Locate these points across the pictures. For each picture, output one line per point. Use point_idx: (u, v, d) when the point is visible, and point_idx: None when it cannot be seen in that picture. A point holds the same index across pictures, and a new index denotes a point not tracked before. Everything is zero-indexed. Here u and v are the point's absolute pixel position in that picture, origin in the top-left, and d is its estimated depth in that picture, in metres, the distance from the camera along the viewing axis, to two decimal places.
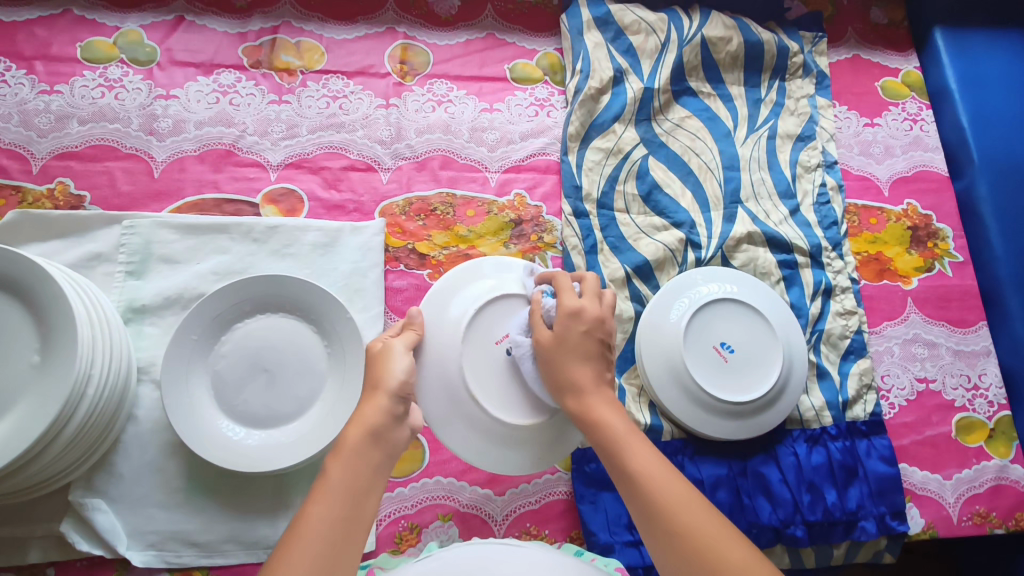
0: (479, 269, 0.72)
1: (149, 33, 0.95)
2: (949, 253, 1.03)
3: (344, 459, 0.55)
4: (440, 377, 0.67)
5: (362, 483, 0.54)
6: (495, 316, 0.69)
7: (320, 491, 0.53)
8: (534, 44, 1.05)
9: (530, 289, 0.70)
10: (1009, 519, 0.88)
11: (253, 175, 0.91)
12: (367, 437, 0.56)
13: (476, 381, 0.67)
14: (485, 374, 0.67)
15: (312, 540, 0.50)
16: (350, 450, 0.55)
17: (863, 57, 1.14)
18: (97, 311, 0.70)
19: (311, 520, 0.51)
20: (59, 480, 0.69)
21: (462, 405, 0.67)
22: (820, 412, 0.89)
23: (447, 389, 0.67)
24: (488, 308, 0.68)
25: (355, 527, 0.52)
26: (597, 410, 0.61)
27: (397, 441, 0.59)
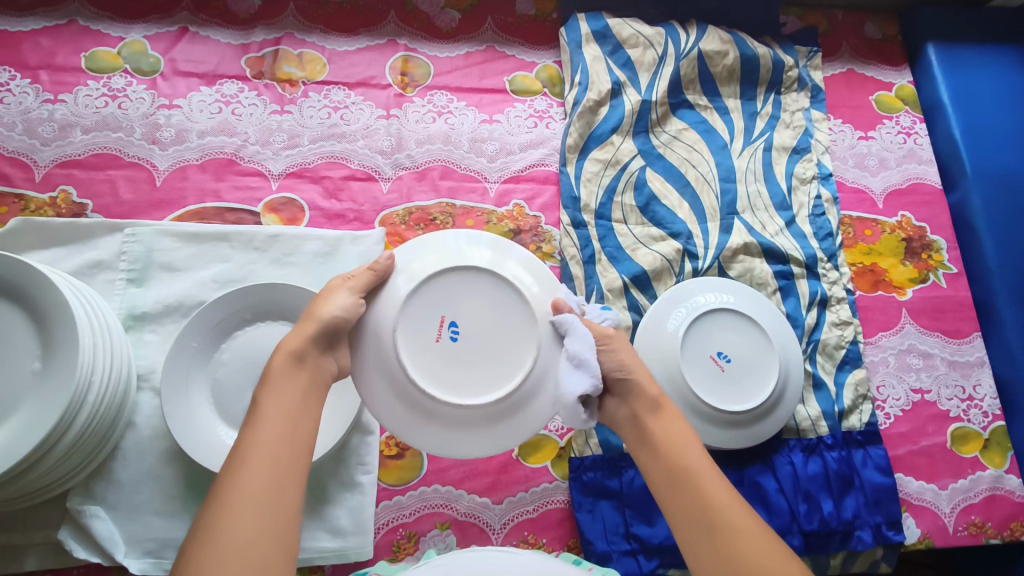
0: (443, 240, 0.68)
1: (152, 43, 0.96)
2: (943, 265, 1.04)
3: (273, 386, 0.57)
4: (373, 350, 0.63)
5: (297, 407, 0.56)
6: (452, 287, 0.65)
7: (254, 419, 0.54)
8: (533, 57, 1.07)
9: (417, 301, 0.64)
10: (1004, 529, 0.89)
11: (254, 184, 0.92)
12: (290, 360, 0.58)
13: (419, 373, 0.62)
14: (422, 348, 0.63)
15: (257, 456, 0.51)
16: (275, 376, 0.57)
17: (857, 71, 1.15)
18: (99, 318, 0.70)
19: (254, 442, 0.52)
20: (58, 486, 0.69)
21: (397, 382, 0.62)
22: (816, 422, 0.90)
23: (380, 362, 0.63)
24: (438, 282, 0.65)
25: (296, 443, 0.54)
26: (657, 429, 0.62)
27: (323, 369, 0.60)
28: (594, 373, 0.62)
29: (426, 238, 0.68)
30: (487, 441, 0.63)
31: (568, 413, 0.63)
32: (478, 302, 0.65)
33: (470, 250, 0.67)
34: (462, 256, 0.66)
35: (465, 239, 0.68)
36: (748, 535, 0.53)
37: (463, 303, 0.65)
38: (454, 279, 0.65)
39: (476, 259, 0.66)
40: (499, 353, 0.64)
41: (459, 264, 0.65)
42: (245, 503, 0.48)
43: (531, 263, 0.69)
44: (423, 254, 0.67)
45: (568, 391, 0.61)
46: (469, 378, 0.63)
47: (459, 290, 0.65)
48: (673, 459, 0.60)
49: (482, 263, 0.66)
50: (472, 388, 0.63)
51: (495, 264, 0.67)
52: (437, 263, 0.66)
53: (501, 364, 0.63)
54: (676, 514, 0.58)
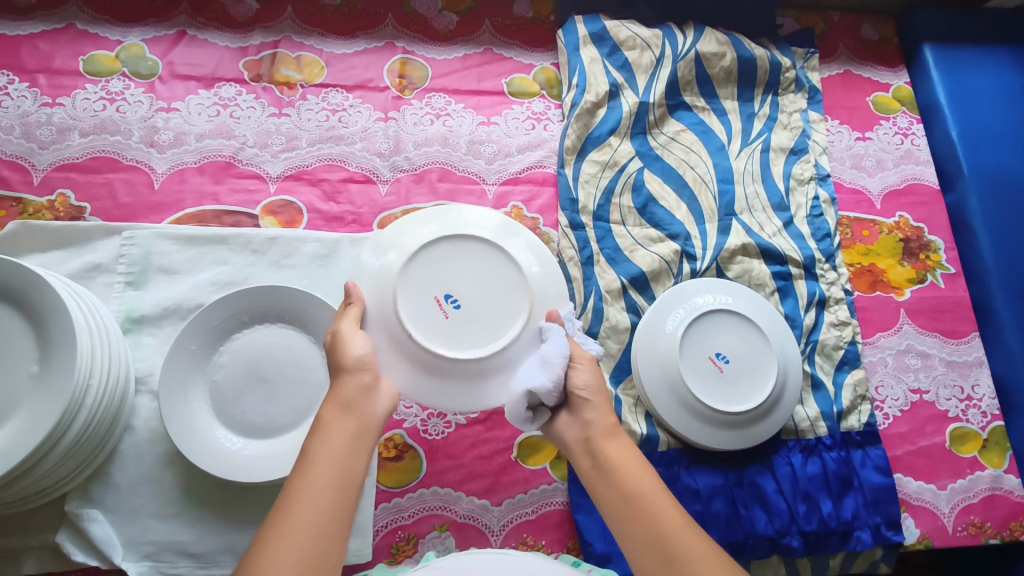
0: (454, 212, 0.73)
1: (151, 46, 0.97)
2: (941, 265, 1.04)
3: (323, 433, 0.56)
4: (377, 303, 0.67)
5: (347, 454, 0.55)
6: (454, 252, 0.69)
7: (303, 467, 0.54)
8: (530, 59, 1.07)
9: (420, 260, 0.68)
10: (1004, 529, 0.89)
11: (253, 187, 0.92)
12: (340, 408, 0.58)
13: (413, 322, 0.65)
14: (421, 305, 0.67)
15: (302, 509, 0.51)
16: (325, 424, 0.57)
17: (854, 72, 1.16)
18: (97, 320, 0.70)
19: (302, 494, 0.52)
20: (57, 490, 0.69)
21: (392, 329, 0.66)
22: (815, 422, 0.90)
23: (382, 315, 0.66)
24: (443, 245, 0.69)
25: (344, 494, 0.53)
26: (610, 453, 0.61)
27: (373, 412, 0.59)
28: (555, 377, 0.63)
29: (440, 210, 0.73)
30: (476, 395, 0.67)
31: (513, 404, 0.64)
32: (479, 267, 0.69)
33: (477, 223, 0.72)
34: (470, 226, 0.71)
35: (472, 213, 0.73)
36: (703, 563, 0.53)
37: (464, 269, 0.68)
38: (458, 244, 0.69)
39: (483, 232, 0.71)
40: (493, 316, 0.67)
41: (463, 232, 0.70)
42: (287, 557, 0.48)
43: (535, 247, 0.72)
44: (433, 221, 0.72)
45: (522, 384, 0.64)
46: (460, 335, 0.66)
47: (462, 255, 0.69)
48: (625, 483, 0.59)
49: (487, 234, 0.70)
50: (460, 343, 0.66)
51: (499, 237, 0.71)
52: (446, 230, 0.70)
53: (491, 327, 0.67)
54: (628, 542, 0.57)
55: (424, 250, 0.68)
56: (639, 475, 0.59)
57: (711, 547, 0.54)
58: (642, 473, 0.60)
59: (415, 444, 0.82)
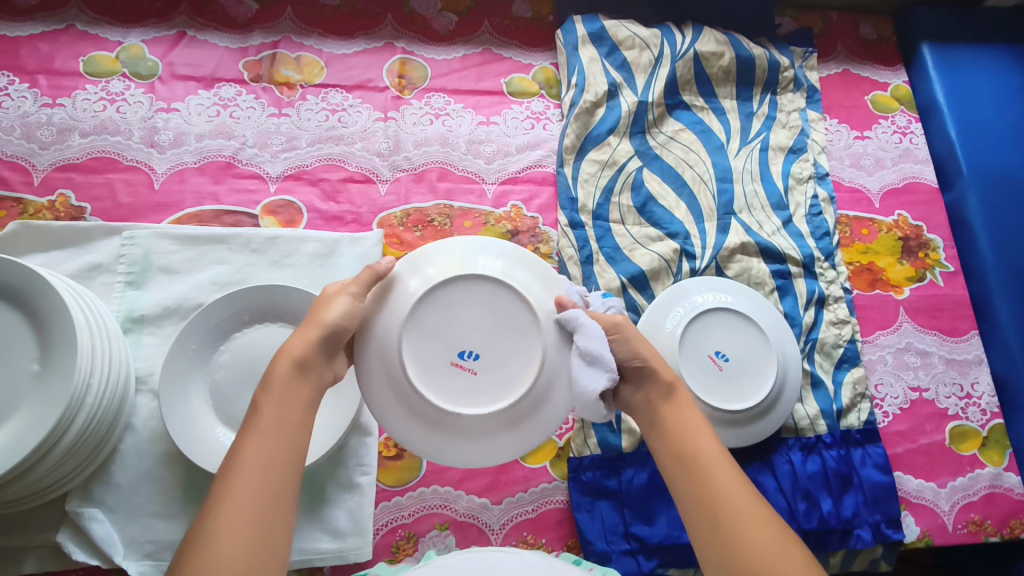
0: (457, 245, 0.66)
1: (151, 47, 0.97)
2: (940, 263, 1.04)
3: (274, 393, 0.56)
4: (378, 359, 0.62)
5: (294, 415, 0.56)
6: (459, 296, 0.63)
7: (254, 426, 0.54)
8: (530, 59, 1.07)
9: (424, 308, 0.63)
10: (1004, 527, 0.89)
11: (253, 187, 0.92)
12: (294, 368, 0.58)
13: (423, 379, 0.61)
14: (429, 360, 0.62)
15: (253, 466, 0.51)
16: (277, 383, 0.57)
17: (853, 71, 1.16)
18: (97, 320, 0.70)
19: (252, 451, 0.52)
20: (57, 489, 0.69)
21: (401, 388, 0.61)
22: (815, 421, 0.90)
23: (386, 373, 0.62)
24: (448, 290, 0.63)
25: (293, 455, 0.54)
26: (668, 414, 0.62)
27: (323, 377, 0.60)
28: (610, 367, 0.61)
29: (440, 244, 0.66)
30: (500, 448, 0.63)
31: (590, 410, 0.61)
32: (488, 311, 0.63)
33: (481, 257, 0.65)
34: (475, 263, 0.65)
35: (475, 247, 0.66)
36: (752, 523, 0.53)
37: (472, 315, 0.63)
38: (461, 288, 0.63)
39: (489, 268, 0.64)
40: (507, 365, 0.63)
41: (465, 273, 0.64)
42: (235, 513, 0.48)
43: (543, 270, 0.67)
44: (433, 259, 0.65)
45: (587, 389, 0.60)
46: (478, 391, 0.62)
47: (467, 301, 0.64)
48: (680, 442, 0.60)
49: (492, 273, 0.64)
50: (478, 399, 0.62)
51: (506, 276, 0.65)
52: (449, 271, 0.64)
53: (510, 378, 0.62)
54: (681, 496, 0.58)
55: (428, 297, 0.63)
56: (695, 434, 0.61)
57: (764, 509, 0.55)
58: (698, 433, 0.61)
59: None
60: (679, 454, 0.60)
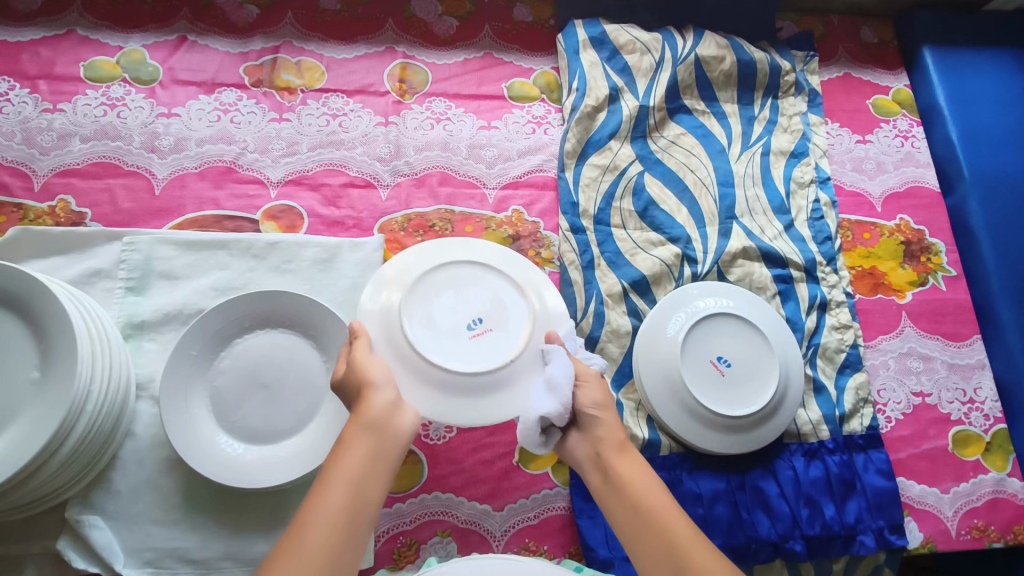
0: (462, 241, 0.75)
1: (152, 52, 0.97)
2: (943, 268, 1.04)
3: (344, 452, 0.55)
4: (382, 316, 0.69)
5: (366, 478, 0.54)
6: (462, 276, 0.72)
7: (321, 487, 0.53)
8: (531, 63, 1.07)
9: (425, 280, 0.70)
10: (1008, 533, 0.88)
11: (253, 192, 0.92)
12: (363, 427, 0.57)
13: (417, 334, 0.67)
14: (423, 318, 0.68)
15: (314, 532, 0.50)
16: (347, 444, 0.56)
17: (854, 75, 1.16)
18: (97, 327, 0.70)
19: (313, 518, 0.51)
20: (56, 496, 0.68)
21: (396, 343, 0.67)
22: (817, 426, 0.89)
23: (384, 327, 0.68)
24: (449, 269, 0.72)
25: (356, 523, 0.52)
26: (620, 467, 0.61)
27: (400, 433, 0.58)
28: (565, 401, 0.63)
29: (448, 239, 0.76)
30: (469, 409, 0.66)
31: (528, 436, 0.64)
32: (483, 293, 0.71)
33: (482, 251, 0.75)
34: (476, 253, 0.74)
35: (488, 244, 0.76)
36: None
37: (471, 294, 0.71)
38: (462, 270, 0.72)
39: (487, 259, 0.74)
40: (496, 341, 0.69)
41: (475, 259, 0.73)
42: None
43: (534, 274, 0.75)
44: (439, 247, 0.74)
45: (534, 411, 0.63)
46: (465, 356, 0.67)
47: (470, 280, 0.72)
48: (636, 496, 0.58)
49: (497, 265, 0.73)
50: (464, 358, 0.67)
51: (508, 270, 0.74)
52: (453, 255, 0.73)
53: (495, 351, 0.68)
54: (639, 554, 0.56)
55: (430, 271, 0.71)
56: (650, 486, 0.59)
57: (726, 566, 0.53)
58: (650, 486, 0.59)
59: (416, 449, 0.82)
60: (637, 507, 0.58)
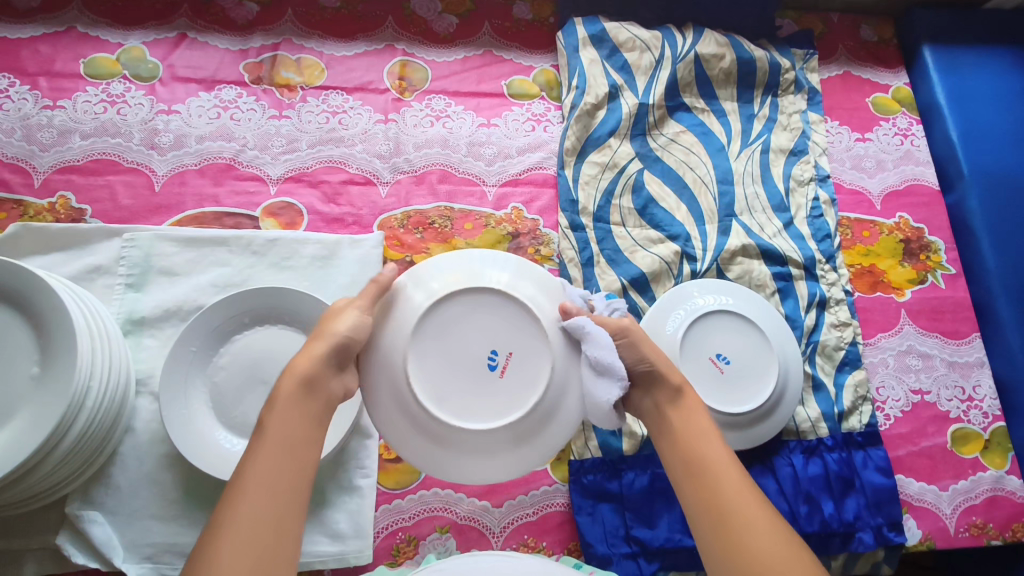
0: (463, 257, 0.66)
1: (151, 49, 0.97)
2: (942, 266, 1.04)
3: (278, 409, 0.55)
4: (385, 377, 0.62)
5: (301, 434, 0.54)
6: (464, 312, 0.63)
7: (257, 445, 0.53)
8: (530, 61, 1.07)
9: (427, 322, 0.62)
10: (1007, 530, 0.89)
11: (253, 189, 0.92)
12: (300, 386, 0.56)
13: (430, 394, 0.61)
14: (436, 374, 0.62)
15: (255, 487, 0.50)
16: (283, 400, 0.55)
17: (854, 74, 1.16)
18: (97, 322, 0.70)
19: (252, 475, 0.51)
20: (56, 492, 0.69)
21: (408, 405, 0.61)
22: (816, 423, 0.90)
23: (392, 390, 0.61)
24: (453, 306, 0.63)
25: (296, 478, 0.52)
26: (675, 419, 0.62)
27: (332, 394, 0.58)
28: (621, 375, 0.60)
29: (444, 259, 0.66)
30: (502, 464, 0.63)
31: (601, 416, 0.61)
32: (495, 324, 0.63)
33: (487, 269, 0.65)
34: (480, 277, 0.64)
35: (487, 262, 0.65)
36: (757, 530, 0.53)
37: (480, 332, 0.63)
38: (467, 302, 0.63)
39: (494, 283, 0.64)
40: (522, 371, 0.62)
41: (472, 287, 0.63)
42: (237, 539, 0.47)
43: (545, 281, 0.66)
44: (437, 274, 0.65)
45: (599, 399, 0.60)
46: (488, 406, 0.62)
47: (472, 316, 0.63)
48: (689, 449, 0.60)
49: (499, 287, 0.64)
50: (487, 412, 0.62)
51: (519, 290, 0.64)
52: (454, 287, 0.63)
53: (518, 393, 0.62)
54: (688, 498, 0.59)
55: (430, 312, 0.62)
56: (704, 437, 0.61)
57: (770, 517, 0.54)
58: (702, 439, 0.61)
59: None
60: (688, 458, 0.60)
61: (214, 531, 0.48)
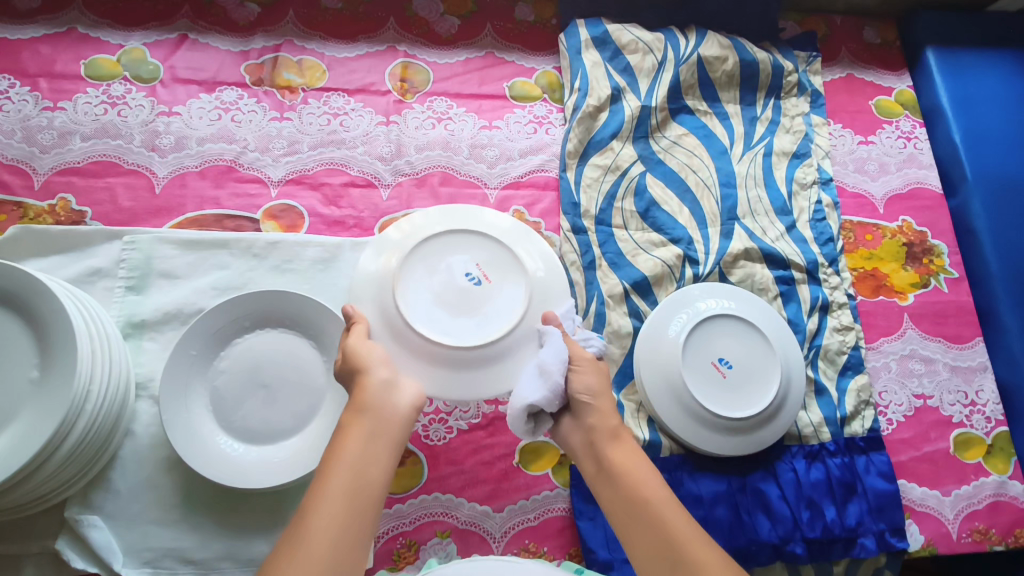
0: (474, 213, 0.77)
1: (152, 50, 0.96)
2: (945, 270, 1.04)
3: (343, 436, 0.56)
4: (378, 289, 0.71)
5: (367, 457, 0.55)
6: (457, 249, 0.73)
7: (323, 471, 0.54)
8: (533, 62, 1.07)
9: (429, 253, 0.72)
10: (1009, 536, 0.88)
11: (254, 191, 0.92)
12: (359, 411, 0.58)
13: (409, 304, 0.69)
14: (421, 292, 0.70)
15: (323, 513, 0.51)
16: (345, 428, 0.57)
17: (857, 76, 1.15)
18: (97, 326, 0.70)
19: (320, 501, 0.52)
20: (55, 496, 0.68)
21: (390, 313, 0.69)
22: (818, 428, 0.89)
23: (381, 298, 0.70)
24: (454, 243, 0.73)
25: (363, 503, 0.53)
26: (614, 457, 0.61)
27: (394, 412, 0.59)
28: (553, 387, 0.63)
29: (460, 211, 0.77)
30: (458, 379, 0.68)
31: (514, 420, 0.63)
32: (486, 265, 0.72)
33: (491, 223, 0.76)
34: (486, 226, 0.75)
35: (478, 210, 0.77)
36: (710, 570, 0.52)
37: (462, 260, 0.72)
38: (467, 241, 0.73)
39: (493, 234, 0.74)
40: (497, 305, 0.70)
41: (460, 226, 0.74)
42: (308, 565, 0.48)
43: (546, 256, 0.75)
44: (448, 219, 0.76)
45: (522, 399, 0.63)
46: (459, 328, 0.69)
47: (468, 252, 0.73)
48: (630, 486, 0.59)
49: (498, 237, 0.74)
50: (456, 328, 0.69)
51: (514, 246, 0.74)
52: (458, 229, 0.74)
53: (488, 321, 0.69)
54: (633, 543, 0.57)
55: (433, 244, 0.73)
56: (644, 475, 0.60)
57: (719, 556, 0.53)
58: (642, 475, 0.59)
59: (416, 450, 0.81)
60: (631, 495, 0.58)
61: (285, 549, 0.49)
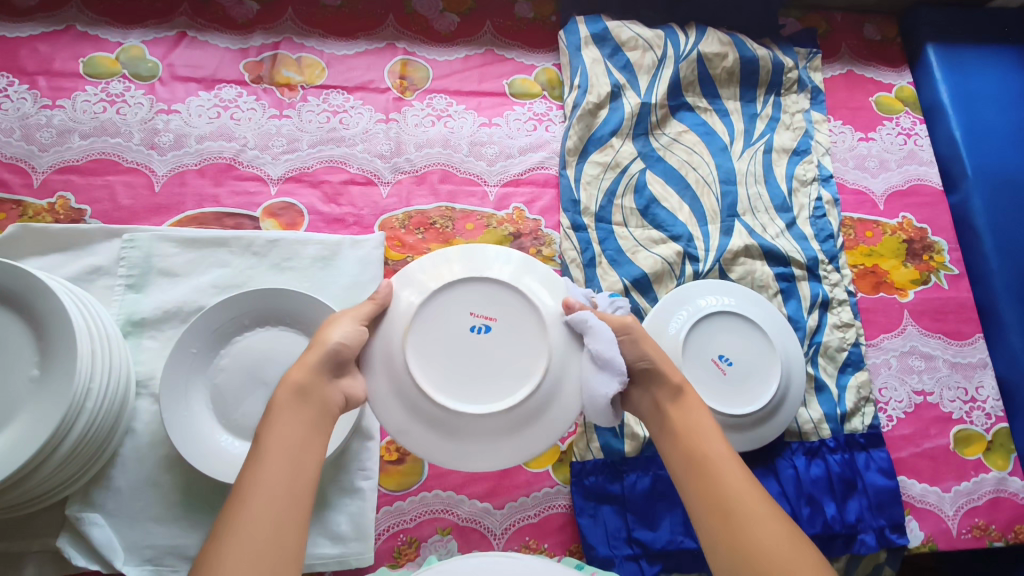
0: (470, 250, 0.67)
1: (151, 48, 0.96)
2: (945, 266, 1.03)
3: (277, 420, 0.55)
4: (384, 366, 0.62)
5: (297, 442, 0.54)
6: (464, 299, 0.64)
7: (257, 455, 0.53)
8: (532, 59, 1.07)
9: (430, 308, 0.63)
10: (1009, 532, 0.88)
11: (254, 189, 0.92)
12: (295, 394, 0.57)
13: (425, 375, 0.61)
14: (433, 361, 0.62)
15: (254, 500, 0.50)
16: (277, 411, 0.56)
17: (857, 72, 1.15)
18: (97, 324, 0.70)
19: (253, 487, 0.51)
20: (56, 494, 0.68)
21: (406, 391, 0.61)
22: (818, 425, 0.89)
23: (391, 376, 0.62)
24: (455, 293, 0.64)
25: (297, 490, 0.52)
26: (677, 416, 0.63)
27: (328, 398, 0.58)
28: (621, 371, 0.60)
29: (452, 250, 0.67)
30: (504, 453, 0.61)
31: (595, 412, 0.61)
32: (498, 312, 0.64)
33: (492, 260, 0.66)
34: (486, 266, 0.66)
35: (480, 247, 0.67)
36: (765, 525, 0.53)
37: (469, 311, 0.64)
38: (470, 289, 0.65)
39: (497, 274, 0.65)
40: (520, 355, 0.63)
41: (463, 272, 0.65)
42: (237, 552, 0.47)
43: (550, 278, 0.67)
44: (441, 261, 0.66)
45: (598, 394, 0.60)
46: (489, 392, 0.62)
47: (476, 302, 0.64)
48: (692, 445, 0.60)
49: (502, 275, 0.65)
50: (490, 394, 0.62)
51: (524, 282, 0.65)
52: (456, 275, 0.65)
53: (519, 378, 0.62)
54: (690, 495, 0.58)
55: (433, 297, 0.64)
56: (708, 433, 0.61)
57: (774, 513, 0.54)
58: (704, 434, 0.61)
59: None
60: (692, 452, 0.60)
61: (218, 535, 0.48)
